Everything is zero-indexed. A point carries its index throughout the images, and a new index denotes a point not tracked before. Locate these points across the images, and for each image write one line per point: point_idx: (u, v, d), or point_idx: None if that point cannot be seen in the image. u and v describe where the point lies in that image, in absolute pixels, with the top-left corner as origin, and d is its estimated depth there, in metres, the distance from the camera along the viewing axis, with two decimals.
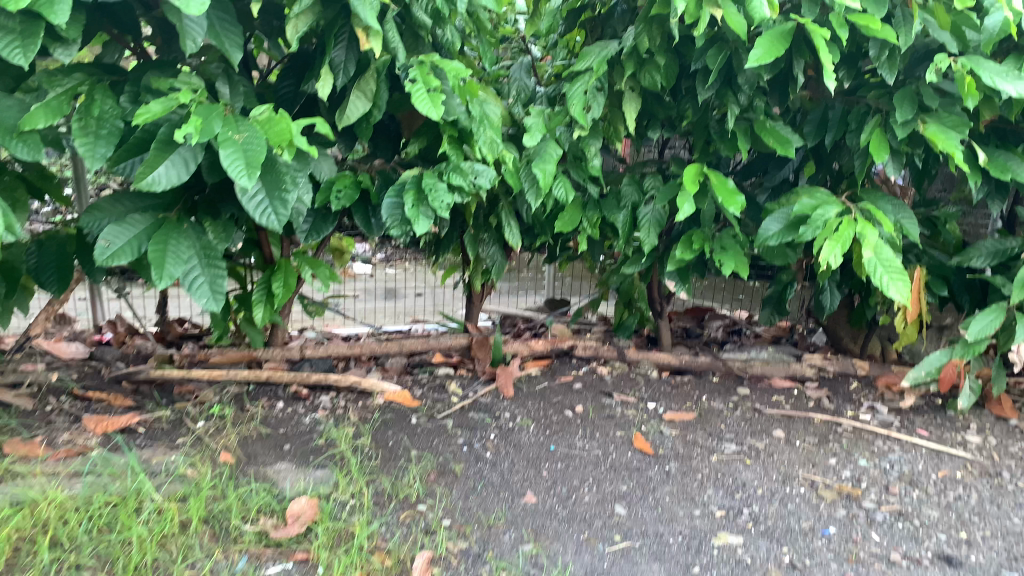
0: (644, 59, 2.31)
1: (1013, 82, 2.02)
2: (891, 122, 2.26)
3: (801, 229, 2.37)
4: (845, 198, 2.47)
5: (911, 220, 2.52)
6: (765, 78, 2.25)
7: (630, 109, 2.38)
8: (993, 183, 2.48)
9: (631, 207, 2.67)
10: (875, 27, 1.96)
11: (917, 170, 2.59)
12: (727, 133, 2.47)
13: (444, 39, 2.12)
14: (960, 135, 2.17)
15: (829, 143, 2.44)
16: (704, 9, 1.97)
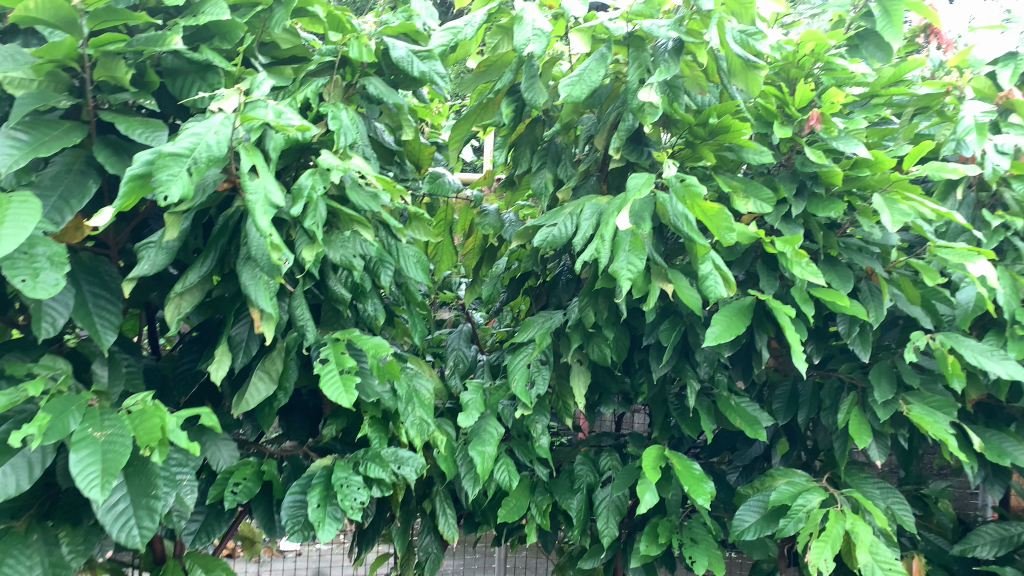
0: (592, 332, 2.09)
1: (1000, 362, 1.80)
2: (869, 402, 2.01)
3: (781, 521, 1.99)
4: (825, 481, 2.17)
5: (904, 506, 2.15)
6: (725, 355, 2.03)
7: (579, 384, 2.10)
8: (990, 467, 2.23)
9: (586, 488, 2.27)
10: (843, 303, 1.76)
11: (902, 450, 2.32)
12: (687, 410, 2.19)
13: (366, 313, 1.88)
14: (950, 418, 1.91)
15: (803, 422, 2.17)
16: (654, 283, 1.77)
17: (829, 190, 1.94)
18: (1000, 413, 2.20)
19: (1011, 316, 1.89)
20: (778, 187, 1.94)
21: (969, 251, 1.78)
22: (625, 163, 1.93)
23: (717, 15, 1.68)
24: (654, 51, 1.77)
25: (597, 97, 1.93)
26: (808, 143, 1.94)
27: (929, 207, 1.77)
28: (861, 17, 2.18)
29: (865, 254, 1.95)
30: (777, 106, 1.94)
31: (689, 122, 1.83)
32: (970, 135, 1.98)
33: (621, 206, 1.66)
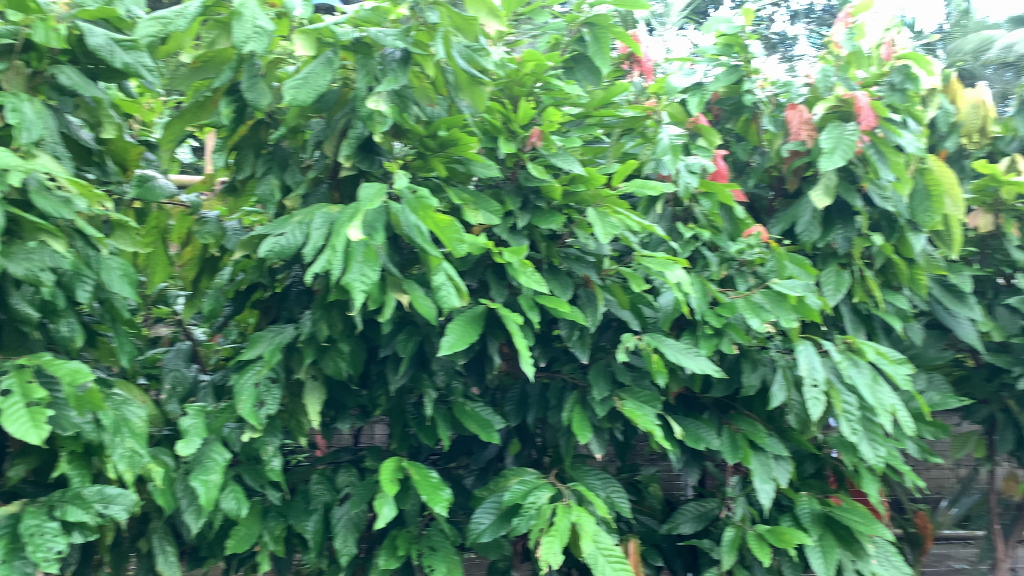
0: (326, 346, 2.02)
1: (695, 358, 2.03)
2: (589, 400, 2.15)
3: (514, 521, 2.07)
4: (553, 477, 2.28)
5: (621, 493, 2.33)
6: (459, 363, 2.07)
7: (313, 401, 2.02)
8: (689, 451, 2.49)
9: (322, 508, 2.19)
10: (564, 310, 1.87)
11: (618, 442, 2.52)
12: (424, 420, 2.18)
13: (61, 334, 1.65)
14: (655, 410, 2.10)
15: (532, 423, 2.28)
16: (389, 294, 1.74)
17: (550, 203, 2.05)
18: (696, 403, 2.48)
19: (702, 317, 2.13)
20: (505, 201, 2.03)
21: (667, 259, 1.98)
22: (355, 171, 1.89)
23: (442, 30, 1.71)
24: (382, 60, 1.76)
25: (325, 101, 1.85)
26: (531, 158, 2.03)
27: (636, 220, 1.93)
28: (575, 42, 2.33)
29: (582, 263, 2.08)
30: (501, 122, 2.00)
31: (419, 133, 1.84)
32: (667, 155, 2.19)
33: (352, 217, 1.61)
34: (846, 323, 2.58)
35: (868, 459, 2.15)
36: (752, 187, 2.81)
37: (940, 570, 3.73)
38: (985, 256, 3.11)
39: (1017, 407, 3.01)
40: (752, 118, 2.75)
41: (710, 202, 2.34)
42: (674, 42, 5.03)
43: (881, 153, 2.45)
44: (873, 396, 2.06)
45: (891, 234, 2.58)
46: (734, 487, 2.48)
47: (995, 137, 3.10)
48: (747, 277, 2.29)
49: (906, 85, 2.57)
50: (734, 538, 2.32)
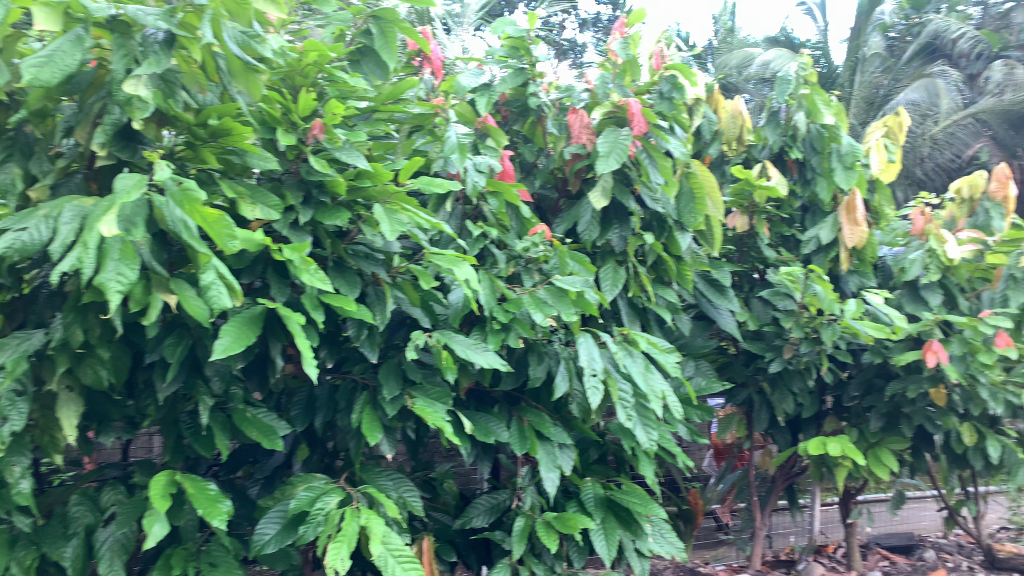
0: (82, 353, 1.83)
1: (483, 354, 2.04)
2: (379, 399, 2.09)
3: (300, 529, 1.98)
4: (343, 480, 2.22)
5: (413, 492, 2.31)
6: (238, 367, 1.95)
7: (68, 414, 1.83)
8: (480, 446, 2.53)
9: (83, 531, 1.98)
10: (349, 308, 1.82)
11: (410, 441, 2.51)
12: (200, 429, 2.04)
13: None
14: (446, 406, 2.09)
15: (319, 426, 2.21)
16: (155, 294, 1.61)
17: (334, 199, 1.99)
18: (487, 398, 2.53)
19: (490, 312, 2.15)
20: (285, 195, 1.94)
21: (454, 256, 1.99)
22: (114, 160, 1.73)
23: (210, 13, 1.61)
24: (143, 41, 1.62)
25: (75, 83, 1.67)
26: (313, 152, 1.97)
27: (422, 216, 1.93)
28: (361, 35, 2.31)
29: (371, 260, 2.04)
30: (280, 112, 1.93)
31: (188, 122, 1.72)
32: (454, 153, 2.20)
33: (107, 210, 1.47)
34: (623, 315, 2.74)
35: (642, 442, 2.28)
36: (538, 187, 2.91)
37: (710, 542, 4.08)
38: (741, 254, 3.45)
39: (769, 388, 3.35)
40: (537, 120, 2.88)
41: (497, 201, 2.40)
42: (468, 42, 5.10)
43: (652, 158, 2.63)
44: (645, 383, 2.20)
45: (660, 233, 2.80)
46: (524, 477, 2.55)
47: (750, 146, 3.43)
48: (533, 273, 2.35)
49: (673, 94, 2.77)
50: (524, 527, 2.37)
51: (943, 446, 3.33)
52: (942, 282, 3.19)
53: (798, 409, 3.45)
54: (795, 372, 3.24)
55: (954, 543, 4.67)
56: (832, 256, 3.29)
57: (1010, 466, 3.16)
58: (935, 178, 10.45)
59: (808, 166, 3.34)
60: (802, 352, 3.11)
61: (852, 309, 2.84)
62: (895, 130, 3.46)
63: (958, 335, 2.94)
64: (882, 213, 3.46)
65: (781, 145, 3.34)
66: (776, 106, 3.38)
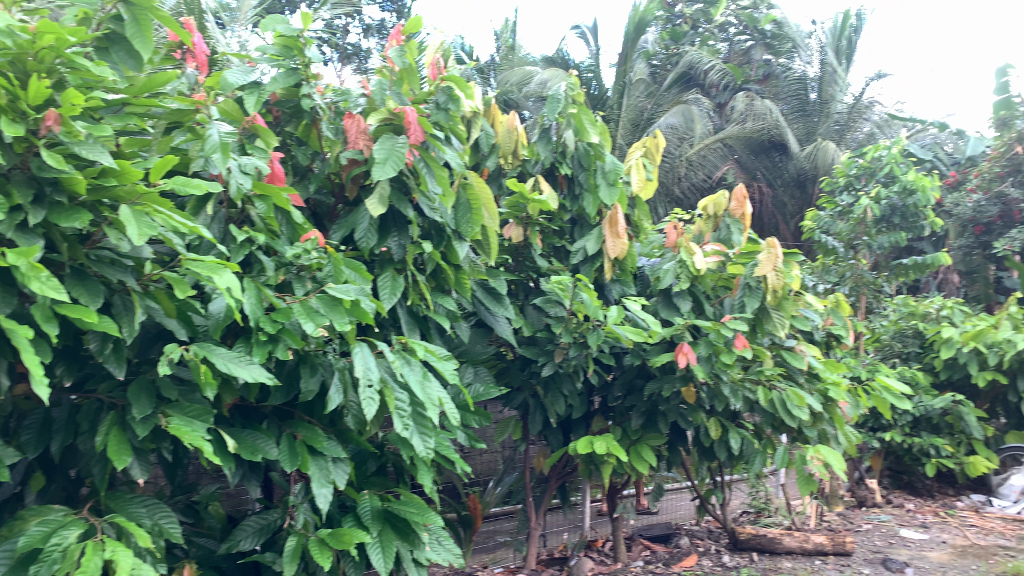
0: None
1: (247, 367, 1.93)
2: (128, 419, 1.90)
3: (30, 570, 1.74)
4: (86, 511, 1.99)
5: (171, 518, 2.11)
6: None
7: None
8: (247, 464, 2.38)
9: None
10: (90, 320, 1.65)
11: (168, 463, 2.31)
12: None
13: None
14: (206, 424, 1.94)
15: (56, 451, 1.96)
16: None
17: (72, 199, 1.79)
18: (255, 413, 2.40)
19: (256, 323, 2.03)
20: (10, 192, 1.71)
21: (215, 264, 1.86)
22: None
23: None
24: None
25: None
26: (45, 145, 1.76)
27: (178, 220, 1.79)
28: (110, 20, 2.11)
29: (117, 267, 1.87)
30: (6, 100, 1.71)
31: None
32: (216, 153, 2.08)
33: None
34: (402, 324, 2.72)
35: (419, 451, 2.26)
36: (313, 191, 2.82)
37: (489, 545, 4.15)
38: (516, 263, 3.57)
39: (542, 392, 3.49)
40: (312, 123, 2.80)
41: (265, 205, 2.27)
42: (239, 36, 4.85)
43: (429, 167, 2.64)
44: (422, 392, 2.19)
45: (438, 242, 2.82)
46: (297, 495, 2.44)
47: (524, 159, 3.57)
48: (305, 282, 2.26)
49: (449, 105, 2.79)
50: (296, 547, 2.26)
51: (694, 440, 3.65)
52: (691, 290, 3.50)
53: (568, 411, 3.63)
54: (565, 375, 3.41)
55: (704, 529, 5.13)
56: (598, 266, 3.49)
57: (748, 455, 3.53)
58: (691, 197, 11.51)
59: (577, 181, 3.53)
60: (571, 356, 3.27)
61: (615, 314, 3.03)
62: (653, 151, 3.73)
63: (705, 338, 3.23)
64: (642, 227, 3.74)
65: (552, 161, 3.51)
66: (549, 123, 3.54)
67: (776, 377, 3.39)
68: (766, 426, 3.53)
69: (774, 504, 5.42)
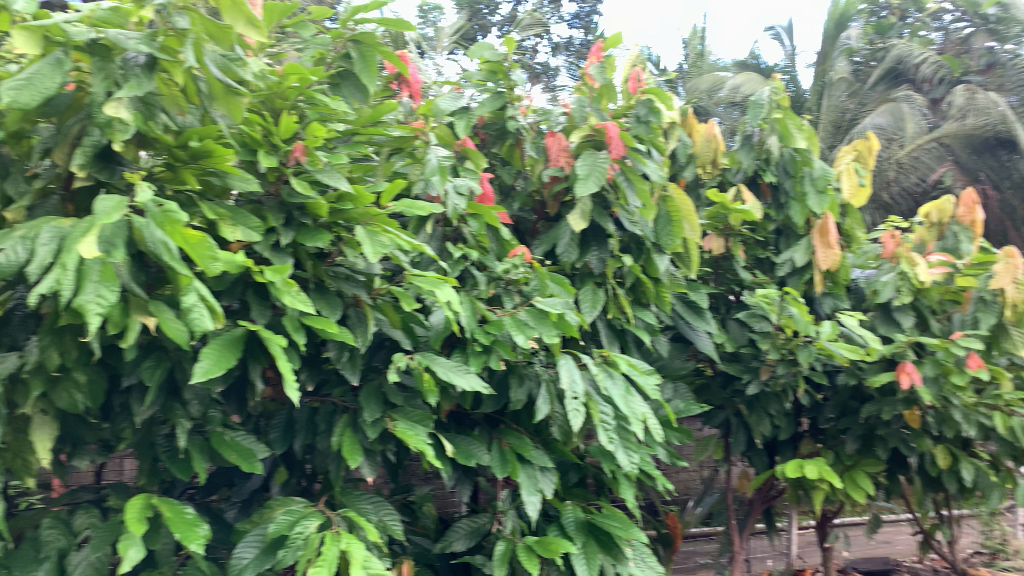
0: (57, 376, 1.80)
1: (464, 376, 2.05)
2: (360, 422, 2.10)
3: (280, 552, 1.94)
4: (323, 504, 2.19)
5: (394, 516, 2.27)
6: (218, 390, 1.95)
7: (41, 439, 1.78)
8: (461, 469, 2.53)
9: (56, 555, 1.92)
10: (331, 330, 1.85)
11: (390, 464, 2.50)
12: (178, 452, 2.03)
13: None
14: (426, 429, 2.10)
15: (299, 448, 2.20)
16: (135, 316, 1.59)
17: (316, 221, 2.03)
18: (468, 420, 2.55)
19: (471, 334, 2.18)
20: (267, 217, 1.98)
21: (436, 279, 2.01)
22: (93, 181, 1.72)
23: (191, 37, 1.65)
24: (124, 64, 1.64)
25: (53, 104, 1.65)
26: (294, 173, 2.01)
27: (404, 238, 1.96)
28: (340, 58, 2.36)
29: (352, 281, 2.08)
30: (262, 135, 1.97)
31: (168, 144, 1.73)
32: (435, 176, 2.26)
33: (87, 232, 1.47)
34: (602, 337, 2.77)
35: (623, 464, 2.30)
36: (517, 210, 2.95)
37: (689, 566, 4.11)
38: (718, 276, 3.50)
39: (746, 411, 3.39)
40: (516, 143, 2.93)
41: (477, 223, 2.43)
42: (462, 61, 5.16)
43: (629, 180, 2.67)
44: (626, 406, 2.22)
45: (639, 255, 2.83)
46: (504, 501, 2.55)
47: (724, 169, 3.49)
48: (513, 296, 2.37)
49: (650, 117, 2.83)
50: (505, 551, 2.35)
51: (917, 468, 3.38)
52: (914, 304, 3.25)
53: (774, 431, 3.49)
54: (771, 395, 3.29)
55: (929, 569, 4.70)
56: (807, 279, 3.34)
57: (983, 488, 3.21)
58: (903, 203, 10.65)
59: (782, 190, 3.40)
60: (779, 374, 3.15)
61: (828, 330, 2.89)
62: (865, 155, 3.52)
63: (931, 357, 2.98)
64: (854, 236, 3.53)
65: (754, 169, 3.41)
66: (749, 130, 3.45)
67: (1017, 402, 3.05)
68: (1005, 457, 3.19)
69: (1012, 547, 4.87)
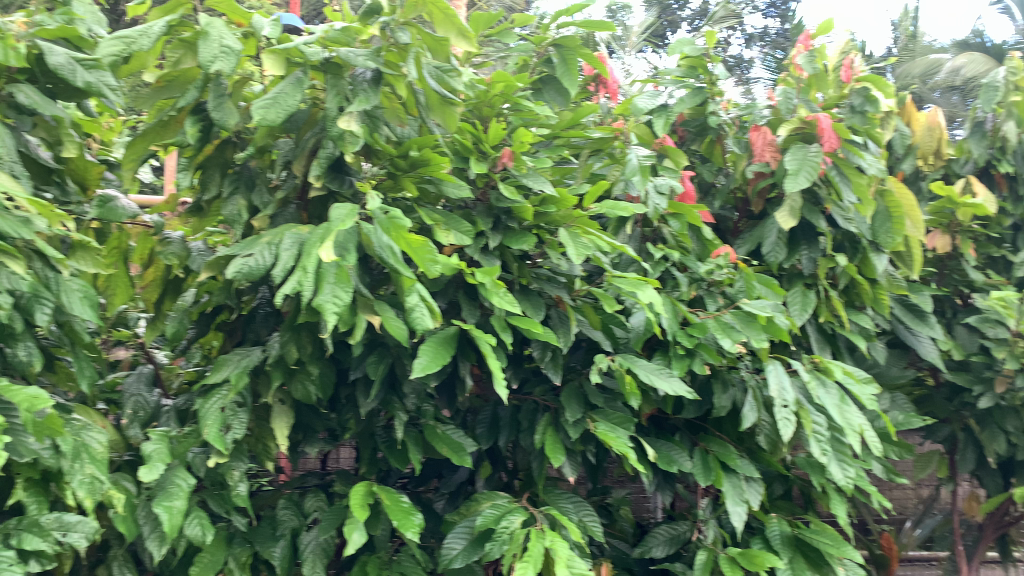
0: (294, 369, 1.98)
1: (667, 379, 2.02)
2: (562, 422, 2.13)
3: (487, 545, 2.01)
4: (526, 500, 2.24)
5: (594, 516, 2.28)
6: (432, 385, 2.06)
7: (280, 425, 1.97)
8: (661, 474, 2.49)
9: (290, 533, 2.11)
10: (536, 330, 1.88)
11: (590, 465, 2.51)
12: (395, 443, 2.16)
13: (19, 361, 1.59)
14: (628, 431, 2.08)
15: (504, 445, 2.26)
16: (361, 315, 1.71)
17: (521, 224, 2.09)
18: (668, 425, 2.51)
19: (673, 337, 2.14)
20: (476, 221, 2.05)
21: (638, 280, 1.99)
22: (326, 191, 1.88)
23: (414, 51, 1.75)
24: (352, 80, 1.78)
25: (293, 121, 1.85)
26: (501, 179, 2.08)
27: (606, 240, 1.96)
28: (542, 64, 2.46)
29: (553, 283, 2.11)
30: (472, 142, 2.05)
31: (391, 153, 1.89)
32: (635, 176, 2.24)
33: (324, 237, 1.61)
34: (812, 342, 2.62)
35: (837, 478, 2.16)
36: (718, 208, 2.86)
37: None
38: (942, 277, 3.20)
39: (977, 426, 3.07)
40: (717, 139, 2.84)
41: (678, 223, 2.38)
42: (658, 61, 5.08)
43: (844, 175, 2.52)
44: (841, 416, 2.08)
45: (853, 255, 2.66)
46: (705, 509, 2.48)
47: (950, 160, 3.20)
48: (716, 297, 2.31)
49: (866, 107, 2.66)
50: (707, 561, 2.29)
51: None
52: None
53: (1010, 450, 3.14)
54: (1008, 409, 2.96)
55: None
56: None
57: None
58: None
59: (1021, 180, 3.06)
60: (1018, 386, 2.82)
61: None
62: None
63: None
64: None
65: (987, 159, 3.09)
66: (981, 116, 3.14)
67: None
68: None
69: None
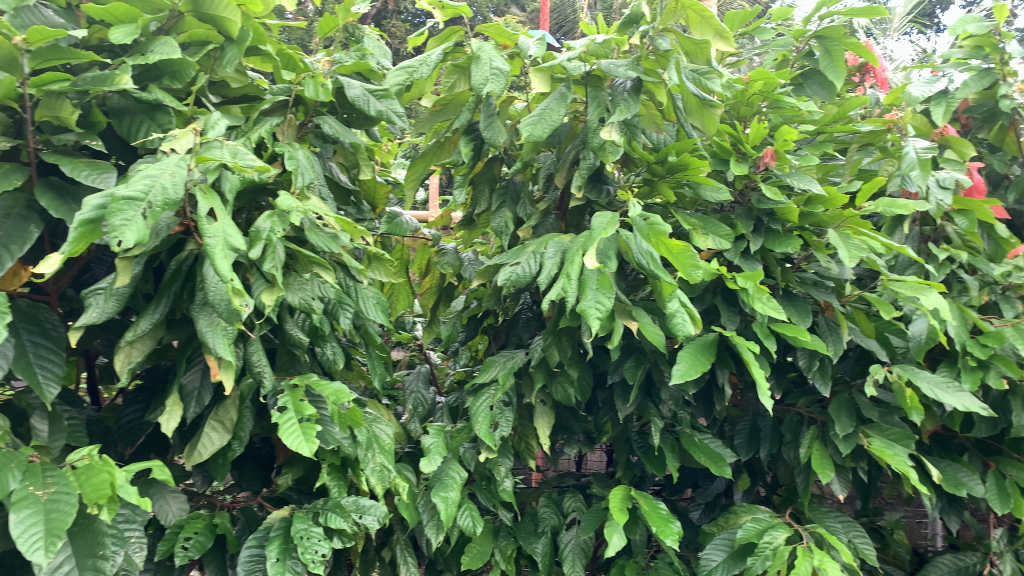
0: (555, 371, 2.06)
1: (955, 394, 1.82)
2: (831, 435, 2.00)
3: (749, 560, 1.93)
4: (789, 516, 2.14)
5: (866, 539, 2.12)
6: (690, 392, 2.03)
7: (542, 425, 2.05)
8: (946, 498, 2.26)
9: (550, 531, 2.18)
10: (804, 338, 1.78)
11: (861, 483, 2.33)
12: (651, 449, 2.16)
13: (325, 358, 1.81)
14: (908, 449, 1.91)
15: (765, 457, 2.16)
16: (619, 320, 1.74)
17: (783, 226, 2.01)
18: (954, 443, 2.27)
19: (962, 347, 1.93)
20: (736, 224, 2.00)
21: (920, 284, 1.82)
22: (586, 201, 1.94)
23: (674, 57, 1.75)
24: (612, 91, 1.82)
25: (556, 135, 1.96)
26: (763, 180, 2.01)
27: (881, 240, 1.82)
28: (804, 58, 2.34)
29: (820, 288, 2.01)
30: (732, 143, 2.01)
31: (649, 160, 1.89)
32: (914, 171, 2.05)
33: (586, 245, 1.66)
34: None
35: None
36: (1013, 202, 2.54)
37: None
38: None
39: None
40: (1010, 126, 2.50)
41: (966, 220, 2.14)
42: (923, 46, 4.66)
43: None
44: None
45: None
46: (999, 540, 2.20)
47: None
48: (1014, 303, 2.11)
49: None
50: None
51: None
52: None
53: None
54: None
55: None
56: None
57: None
58: None
59: None
60: None
61: None
62: None
63: None
64: None
65: None
66: None
67: None
68: None
69: None
